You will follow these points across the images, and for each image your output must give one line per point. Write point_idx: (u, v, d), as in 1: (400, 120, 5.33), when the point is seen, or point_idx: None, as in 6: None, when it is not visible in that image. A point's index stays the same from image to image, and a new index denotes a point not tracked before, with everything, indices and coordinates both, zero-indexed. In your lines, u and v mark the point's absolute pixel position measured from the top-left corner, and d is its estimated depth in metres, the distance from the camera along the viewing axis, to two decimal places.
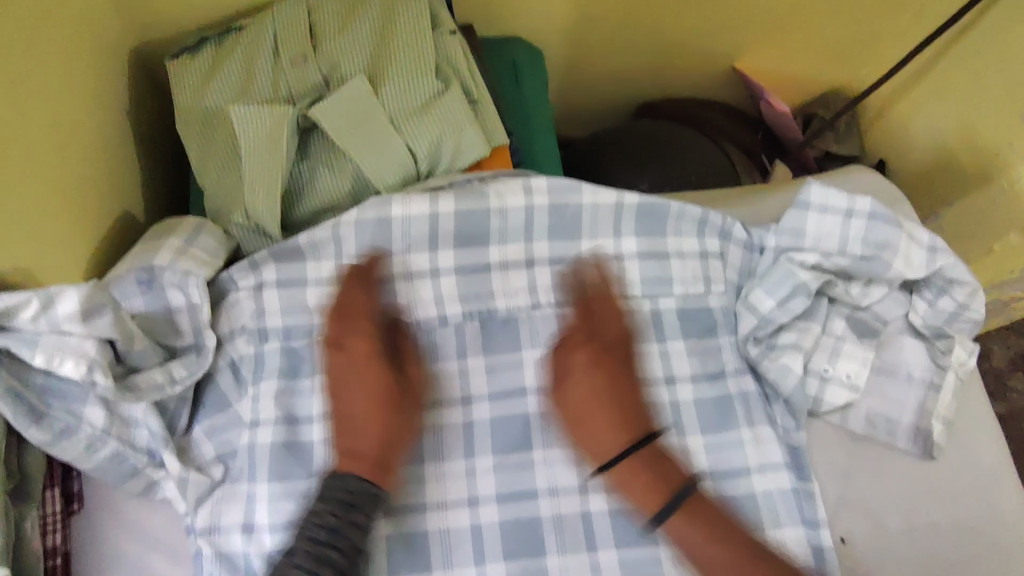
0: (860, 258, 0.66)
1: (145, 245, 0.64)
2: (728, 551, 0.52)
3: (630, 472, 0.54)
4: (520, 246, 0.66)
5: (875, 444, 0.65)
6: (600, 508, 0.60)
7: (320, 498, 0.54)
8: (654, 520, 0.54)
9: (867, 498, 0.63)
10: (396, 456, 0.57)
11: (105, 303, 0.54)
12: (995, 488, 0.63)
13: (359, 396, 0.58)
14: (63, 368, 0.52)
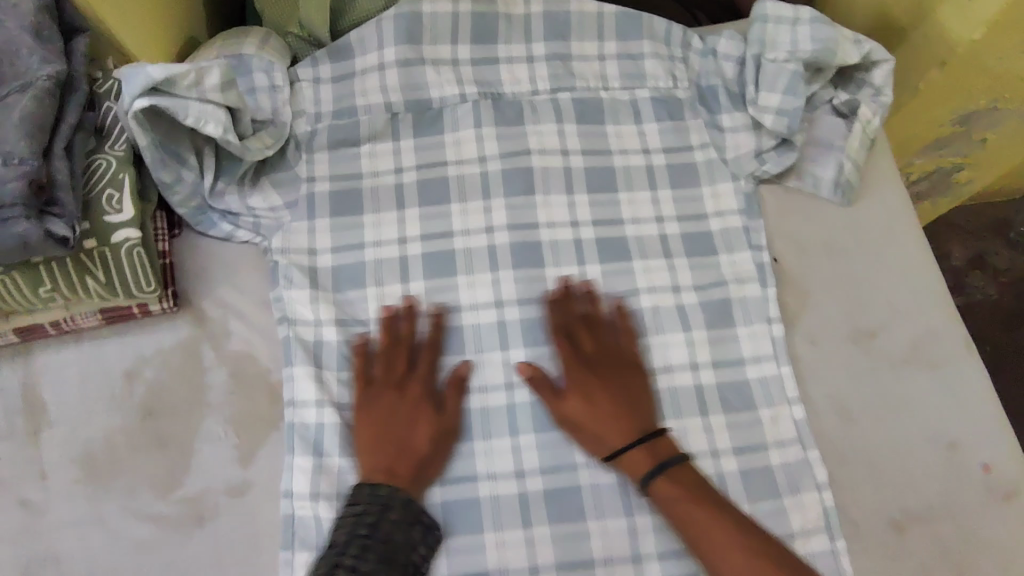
0: (812, 54, 0.79)
1: (228, 44, 0.79)
2: (707, 511, 0.61)
3: (643, 460, 0.64)
4: (523, 46, 0.82)
5: (805, 196, 0.81)
6: (588, 236, 0.78)
7: (378, 484, 0.62)
8: (644, 486, 0.63)
9: (797, 232, 0.80)
10: (434, 463, 0.66)
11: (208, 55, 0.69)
12: (898, 226, 0.80)
13: (593, 384, 0.67)
14: (206, 128, 0.66)
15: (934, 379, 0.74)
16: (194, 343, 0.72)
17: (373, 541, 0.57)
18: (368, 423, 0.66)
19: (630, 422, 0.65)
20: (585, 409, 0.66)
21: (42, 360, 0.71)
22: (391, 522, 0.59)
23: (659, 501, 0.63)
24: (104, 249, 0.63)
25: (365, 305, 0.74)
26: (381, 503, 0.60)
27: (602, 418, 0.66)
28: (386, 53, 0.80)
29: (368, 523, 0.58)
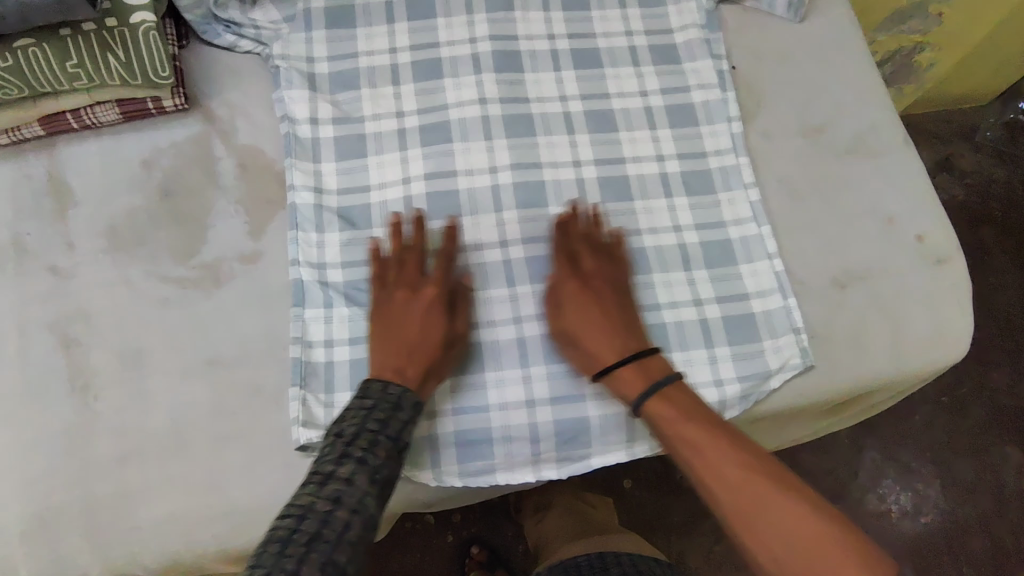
0: None
1: None
2: (698, 434, 0.62)
3: (639, 372, 0.65)
4: None
5: (762, 15, 0.88)
6: (564, 48, 0.84)
7: (388, 383, 0.62)
8: (634, 408, 0.65)
9: (755, 45, 0.87)
10: (445, 361, 0.67)
11: None
12: (845, 41, 0.88)
13: (591, 309, 0.68)
14: None
15: (877, 165, 0.81)
16: (205, 137, 0.78)
17: (394, 445, 0.58)
18: (410, 327, 0.65)
19: (631, 339, 0.67)
20: (591, 328, 0.67)
21: (64, 151, 0.77)
22: (404, 420, 0.60)
23: (648, 415, 0.64)
24: (124, 29, 0.70)
25: (361, 105, 0.80)
26: (393, 400, 0.60)
27: (609, 334, 0.67)
28: None
29: (391, 425, 0.59)
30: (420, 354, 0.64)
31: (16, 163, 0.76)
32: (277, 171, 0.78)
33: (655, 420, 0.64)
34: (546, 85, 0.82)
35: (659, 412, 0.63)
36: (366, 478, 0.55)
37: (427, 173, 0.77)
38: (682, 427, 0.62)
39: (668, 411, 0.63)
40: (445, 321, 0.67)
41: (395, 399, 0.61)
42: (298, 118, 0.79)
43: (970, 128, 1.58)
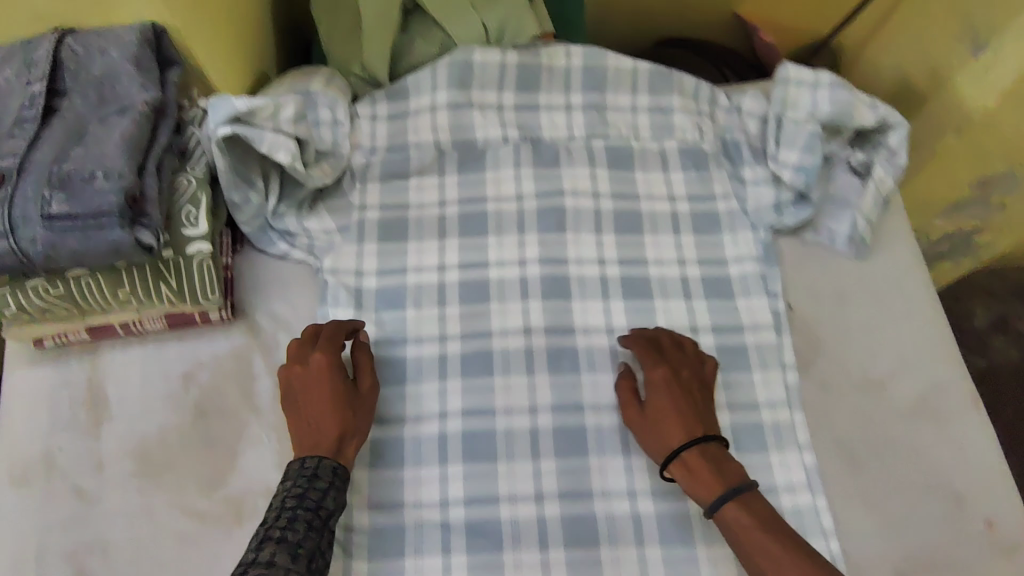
0: (829, 116, 0.86)
1: (296, 81, 0.87)
2: (772, 543, 0.62)
3: (697, 465, 0.66)
4: (562, 96, 0.89)
5: (821, 249, 0.86)
6: (614, 275, 0.83)
7: (304, 460, 0.65)
8: (710, 511, 0.65)
9: (813, 283, 0.84)
10: (353, 424, 0.69)
11: (289, 100, 0.78)
12: (907, 283, 0.84)
13: (666, 403, 0.69)
14: (278, 156, 0.76)
15: (940, 431, 0.76)
16: (246, 352, 0.78)
17: (315, 516, 0.61)
18: (311, 398, 0.69)
19: (689, 423, 0.68)
20: (662, 423, 0.69)
21: (108, 358, 0.77)
22: (321, 489, 0.63)
23: (723, 521, 0.65)
24: (179, 259, 0.71)
25: (405, 325, 0.80)
26: (308, 475, 0.63)
27: (656, 427, 0.69)
28: (439, 94, 0.87)
29: (312, 494, 0.62)
30: (320, 433, 0.67)
31: (58, 368, 0.77)
32: None
33: (729, 524, 0.64)
34: (593, 314, 0.80)
35: (739, 525, 0.63)
36: (288, 556, 0.57)
37: (464, 408, 0.75)
38: (758, 536, 0.62)
39: (741, 518, 0.63)
40: (337, 375, 0.70)
41: (314, 471, 0.64)
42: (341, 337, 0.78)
43: None
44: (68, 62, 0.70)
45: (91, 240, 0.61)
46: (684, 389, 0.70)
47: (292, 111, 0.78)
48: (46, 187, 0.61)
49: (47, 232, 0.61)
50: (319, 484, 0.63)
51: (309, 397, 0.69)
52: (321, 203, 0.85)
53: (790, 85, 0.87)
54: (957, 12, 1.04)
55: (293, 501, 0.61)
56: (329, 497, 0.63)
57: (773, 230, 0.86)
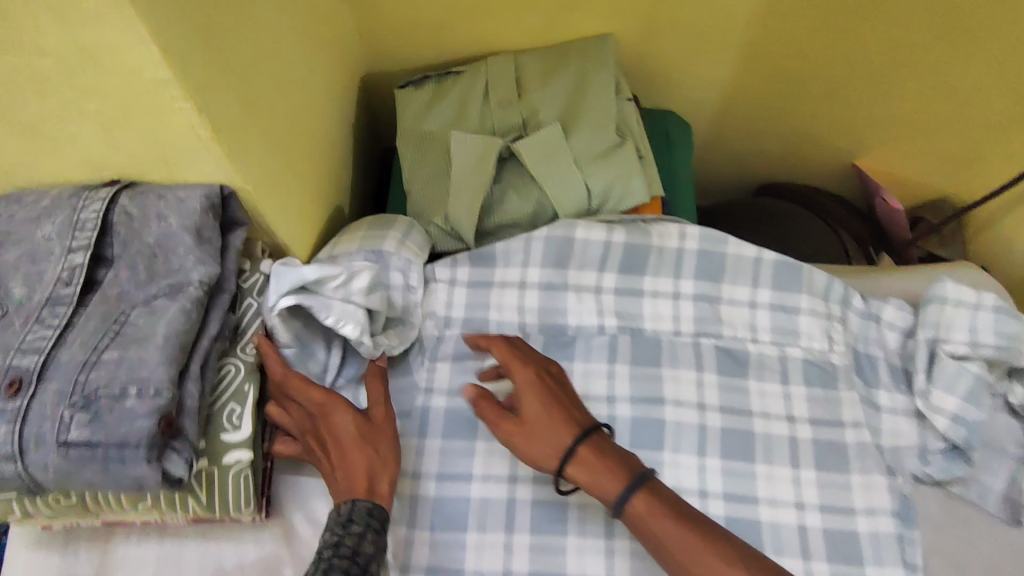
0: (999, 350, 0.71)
1: (369, 232, 0.75)
2: (694, 538, 0.58)
3: (589, 459, 0.62)
4: (671, 280, 0.76)
5: (968, 508, 0.71)
6: (717, 513, 0.69)
7: (339, 507, 0.59)
8: (619, 508, 0.61)
9: (958, 553, 0.69)
10: (378, 454, 0.63)
11: (364, 266, 0.68)
12: None
13: (544, 411, 0.64)
14: (344, 330, 0.66)
15: None
16: (277, 562, 0.66)
17: (352, 565, 0.55)
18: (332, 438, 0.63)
19: (565, 419, 0.64)
20: (538, 433, 0.63)
21: (119, 552, 0.66)
22: (357, 534, 0.57)
23: (632, 514, 0.60)
24: (214, 469, 0.60)
25: (465, 552, 0.67)
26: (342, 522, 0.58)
27: (540, 435, 0.63)
28: (531, 271, 0.76)
29: (347, 541, 0.57)
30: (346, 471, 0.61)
31: (63, 558, 0.66)
32: None
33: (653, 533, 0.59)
34: None
35: (655, 519, 0.59)
36: None
37: None
38: (670, 525, 0.59)
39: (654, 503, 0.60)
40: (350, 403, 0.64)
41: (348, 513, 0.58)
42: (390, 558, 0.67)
43: None
44: (120, 226, 0.61)
45: (112, 474, 0.50)
46: (569, 404, 0.66)
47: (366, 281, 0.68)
48: (67, 403, 0.51)
49: (61, 460, 0.50)
50: (358, 530, 0.58)
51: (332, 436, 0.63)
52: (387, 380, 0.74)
53: (946, 305, 0.73)
54: None
55: (326, 551, 0.56)
56: (367, 541, 0.58)
57: (913, 478, 0.72)
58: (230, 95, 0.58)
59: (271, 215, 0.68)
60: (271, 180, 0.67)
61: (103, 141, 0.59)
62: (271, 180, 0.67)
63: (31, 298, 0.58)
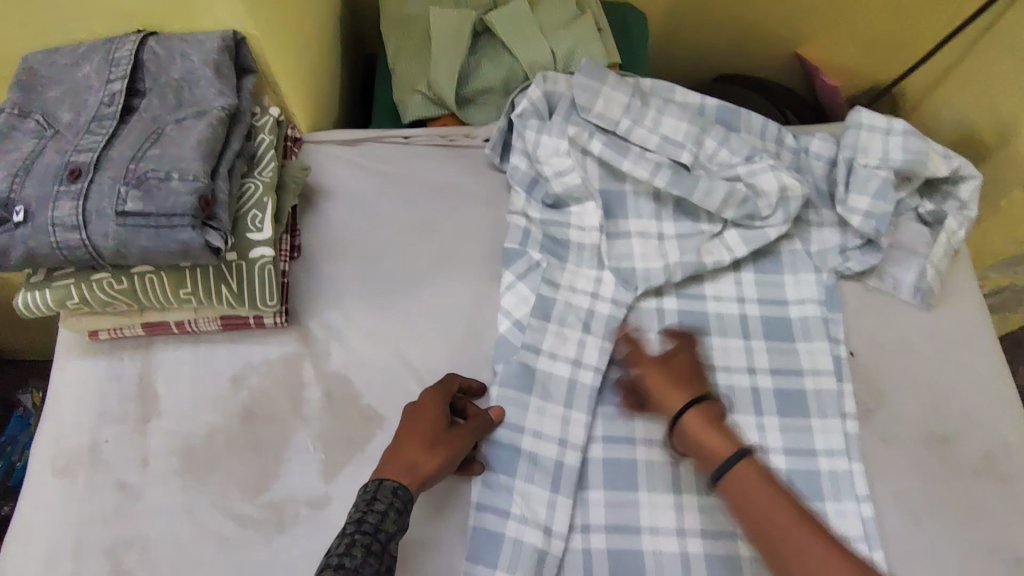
0: (904, 163, 0.84)
1: (578, 84, 0.86)
2: (773, 505, 0.58)
3: (715, 419, 0.64)
4: (624, 119, 0.86)
5: (885, 297, 0.84)
6: (671, 308, 0.82)
7: (370, 483, 0.62)
8: (740, 453, 0.61)
9: (876, 331, 0.82)
10: (440, 449, 0.65)
11: (640, 109, 0.86)
12: (974, 335, 0.82)
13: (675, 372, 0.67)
14: (669, 126, 0.86)
15: (1005, 494, 0.74)
16: (296, 358, 0.78)
17: (371, 542, 0.57)
18: (409, 426, 0.66)
19: None
20: None
21: (158, 354, 0.77)
22: (379, 511, 0.59)
23: (735, 477, 0.61)
24: (242, 262, 0.71)
25: (459, 345, 0.79)
26: (368, 497, 0.61)
27: (671, 390, 0.66)
28: (538, 101, 0.86)
29: (370, 518, 0.59)
30: (415, 453, 0.64)
31: (110, 362, 0.77)
32: (362, 407, 0.75)
33: (746, 482, 0.60)
34: (649, 348, 0.80)
35: (758, 474, 0.60)
36: None
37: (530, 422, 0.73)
38: (759, 483, 0.60)
39: (739, 468, 0.61)
40: (441, 409, 0.68)
41: (375, 491, 0.61)
42: (582, 361, 0.77)
43: None
44: (149, 64, 0.71)
45: (162, 239, 0.61)
46: None
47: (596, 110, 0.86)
48: (122, 184, 0.61)
49: (119, 229, 0.61)
50: (382, 508, 0.60)
51: (417, 423, 0.67)
52: (559, 224, 0.84)
53: (861, 131, 0.86)
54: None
55: (350, 526, 0.58)
56: (389, 519, 0.59)
57: (836, 274, 0.84)
58: None
59: (277, 65, 0.79)
60: (281, 35, 0.79)
61: None
62: (281, 35, 0.79)
63: (77, 120, 0.68)
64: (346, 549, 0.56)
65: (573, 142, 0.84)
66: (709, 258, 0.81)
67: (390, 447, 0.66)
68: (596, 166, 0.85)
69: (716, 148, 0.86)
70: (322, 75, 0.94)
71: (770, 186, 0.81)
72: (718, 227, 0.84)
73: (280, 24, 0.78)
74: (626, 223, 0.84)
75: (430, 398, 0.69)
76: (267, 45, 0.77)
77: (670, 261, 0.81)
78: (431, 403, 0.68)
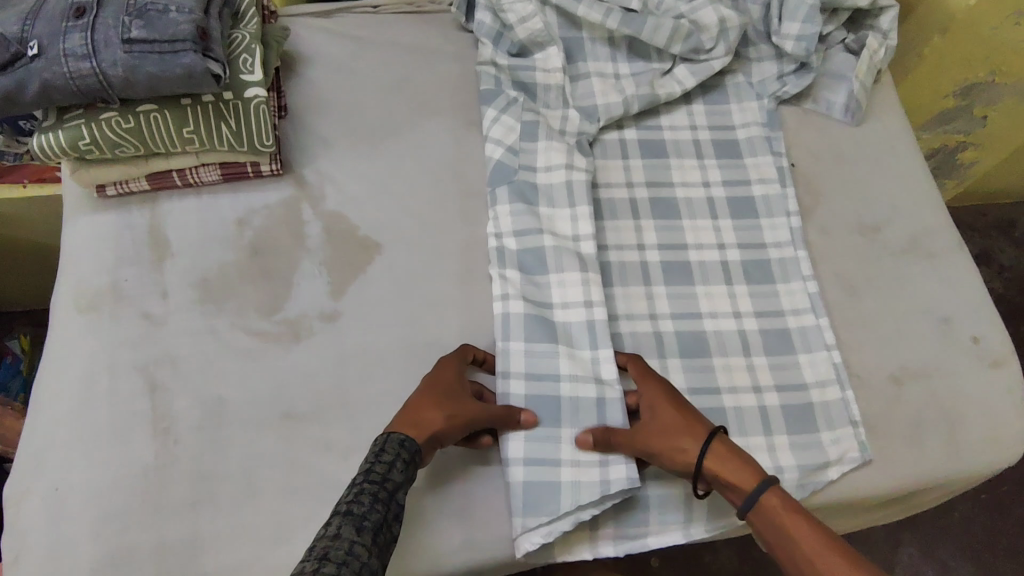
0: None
1: None
2: (807, 522, 0.60)
3: (728, 452, 0.65)
4: None
5: (819, 117, 0.94)
6: (631, 138, 0.91)
7: (379, 438, 0.64)
8: (763, 486, 0.62)
9: (814, 146, 0.91)
10: (450, 407, 0.66)
11: None
12: (898, 144, 0.93)
13: (668, 418, 0.67)
14: None
15: (930, 267, 0.84)
16: (294, 201, 0.84)
17: (379, 489, 0.59)
18: (423, 389, 0.68)
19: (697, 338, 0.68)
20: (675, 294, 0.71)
21: (164, 206, 0.83)
22: (387, 462, 0.61)
23: (762, 510, 0.62)
24: (238, 102, 0.77)
25: (443, 180, 0.86)
26: (377, 449, 0.62)
27: (674, 435, 0.66)
28: None
29: (378, 468, 0.60)
30: (424, 410, 0.65)
31: (120, 215, 0.82)
32: (360, 237, 0.82)
33: (774, 512, 0.61)
34: (615, 171, 0.88)
35: (785, 507, 0.61)
36: (352, 528, 0.55)
37: (516, 229, 0.81)
38: (791, 512, 0.61)
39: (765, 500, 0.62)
40: (458, 375, 0.70)
41: (382, 446, 0.62)
42: (574, 165, 0.84)
43: (1009, 225, 1.71)
44: None
45: (166, 65, 0.67)
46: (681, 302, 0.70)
47: None
48: (125, 16, 0.67)
49: (127, 56, 0.67)
50: (389, 458, 0.61)
51: (431, 385, 0.68)
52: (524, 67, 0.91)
53: None
54: None
55: (359, 475, 0.60)
56: (397, 469, 0.61)
57: (776, 99, 0.93)
58: None
59: None
60: None
61: None
62: None
63: None
64: (356, 494, 0.58)
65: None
66: (663, 91, 0.90)
67: (402, 408, 0.67)
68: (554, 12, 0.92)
69: None
70: None
71: (710, 20, 0.89)
72: (668, 64, 0.92)
73: None
74: (586, 65, 0.92)
75: (447, 364, 0.70)
76: None
77: (628, 94, 0.89)
78: (449, 367, 0.70)
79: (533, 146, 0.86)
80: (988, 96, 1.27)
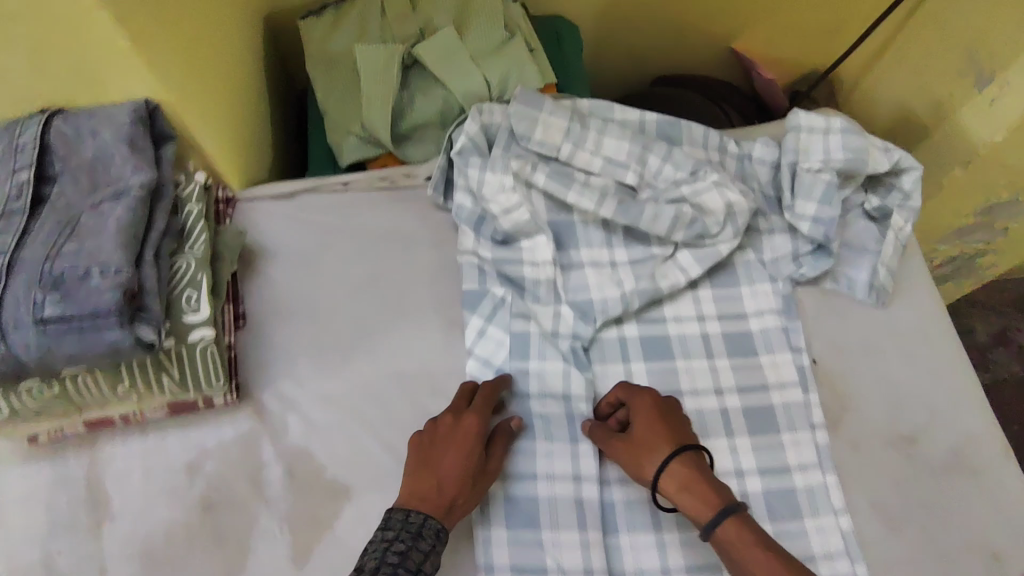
0: (846, 161, 0.83)
1: (519, 112, 0.84)
2: (770, 555, 0.60)
3: (687, 479, 0.65)
4: (565, 146, 0.85)
5: (842, 300, 0.84)
6: (632, 335, 0.81)
7: (409, 513, 0.62)
8: (723, 512, 0.62)
9: (837, 338, 0.82)
10: (473, 485, 0.66)
11: (579, 135, 0.85)
12: (933, 331, 0.83)
13: (645, 432, 0.67)
14: (607, 149, 0.85)
15: (976, 489, 0.74)
16: (253, 438, 0.74)
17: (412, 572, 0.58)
18: (447, 448, 0.67)
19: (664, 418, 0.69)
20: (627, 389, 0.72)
21: (105, 451, 0.73)
22: (424, 552, 0.60)
23: (724, 540, 0.62)
24: (181, 349, 0.67)
25: (422, 404, 0.76)
26: (414, 531, 0.61)
27: (652, 452, 0.66)
28: (472, 128, 0.84)
29: (414, 556, 0.59)
30: (450, 476, 0.65)
31: (54, 466, 0.72)
32: (327, 482, 0.72)
33: (731, 544, 0.62)
34: (615, 380, 0.78)
35: (739, 527, 0.62)
36: None
37: (504, 472, 0.71)
38: (754, 550, 0.61)
39: (726, 530, 0.62)
40: (482, 430, 0.68)
41: (417, 529, 0.61)
42: (571, 394, 0.76)
43: None
44: (58, 147, 0.66)
45: (87, 342, 0.57)
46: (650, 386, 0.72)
47: (537, 139, 0.84)
48: (37, 288, 0.57)
49: (40, 337, 0.57)
50: (426, 547, 0.60)
51: (459, 449, 0.66)
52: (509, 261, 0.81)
53: (800, 134, 0.85)
54: (960, 41, 1.01)
55: (384, 553, 0.59)
56: (430, 562, 0.60)
57: (792, 281, 0.84)
58: (159, 16, 0.65)
59: (195, 127, 0.75)
60: (197, 94, 0.74)
61: (31, 70, 0.64)
62: (198, 94, 0.74)
63: None
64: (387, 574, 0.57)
65: (517, 176, 0.82)
66: (665, 283, 0.80)
67: (422, 464, 0.66)
68: (541, 195, 0.83)
69: (660, 164, 0.85)
70: (247, 127, 0.89)
71: (716, 205, 0.80)
72: (670, 250, 0.82)
73: (197, 82, 0.74)
74: (578, 253, 0.83)
75: (476, 424, 0.68)
76: (182, 103, 0.72)
77: (627, 289, 0.80)
78: (473, 420, 0.68)
79: (523, 365, 0.77)
80: (1008, 212, 1.17)
